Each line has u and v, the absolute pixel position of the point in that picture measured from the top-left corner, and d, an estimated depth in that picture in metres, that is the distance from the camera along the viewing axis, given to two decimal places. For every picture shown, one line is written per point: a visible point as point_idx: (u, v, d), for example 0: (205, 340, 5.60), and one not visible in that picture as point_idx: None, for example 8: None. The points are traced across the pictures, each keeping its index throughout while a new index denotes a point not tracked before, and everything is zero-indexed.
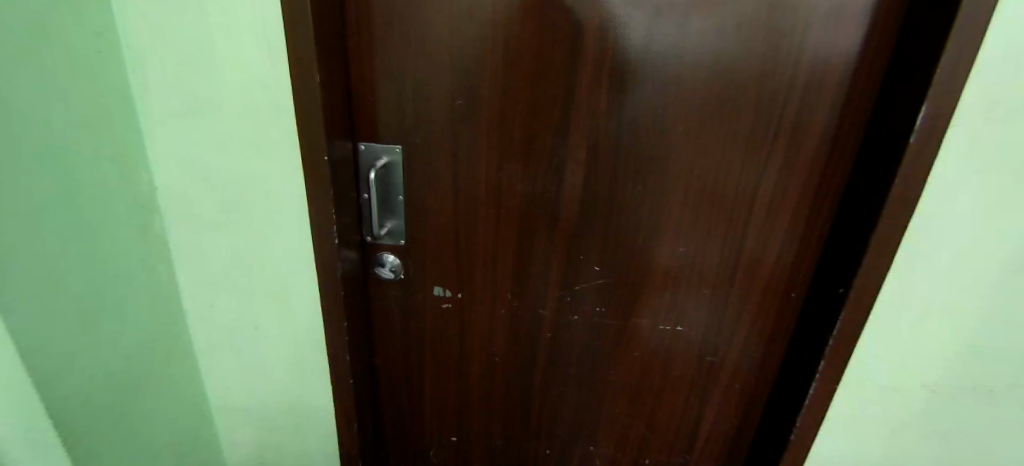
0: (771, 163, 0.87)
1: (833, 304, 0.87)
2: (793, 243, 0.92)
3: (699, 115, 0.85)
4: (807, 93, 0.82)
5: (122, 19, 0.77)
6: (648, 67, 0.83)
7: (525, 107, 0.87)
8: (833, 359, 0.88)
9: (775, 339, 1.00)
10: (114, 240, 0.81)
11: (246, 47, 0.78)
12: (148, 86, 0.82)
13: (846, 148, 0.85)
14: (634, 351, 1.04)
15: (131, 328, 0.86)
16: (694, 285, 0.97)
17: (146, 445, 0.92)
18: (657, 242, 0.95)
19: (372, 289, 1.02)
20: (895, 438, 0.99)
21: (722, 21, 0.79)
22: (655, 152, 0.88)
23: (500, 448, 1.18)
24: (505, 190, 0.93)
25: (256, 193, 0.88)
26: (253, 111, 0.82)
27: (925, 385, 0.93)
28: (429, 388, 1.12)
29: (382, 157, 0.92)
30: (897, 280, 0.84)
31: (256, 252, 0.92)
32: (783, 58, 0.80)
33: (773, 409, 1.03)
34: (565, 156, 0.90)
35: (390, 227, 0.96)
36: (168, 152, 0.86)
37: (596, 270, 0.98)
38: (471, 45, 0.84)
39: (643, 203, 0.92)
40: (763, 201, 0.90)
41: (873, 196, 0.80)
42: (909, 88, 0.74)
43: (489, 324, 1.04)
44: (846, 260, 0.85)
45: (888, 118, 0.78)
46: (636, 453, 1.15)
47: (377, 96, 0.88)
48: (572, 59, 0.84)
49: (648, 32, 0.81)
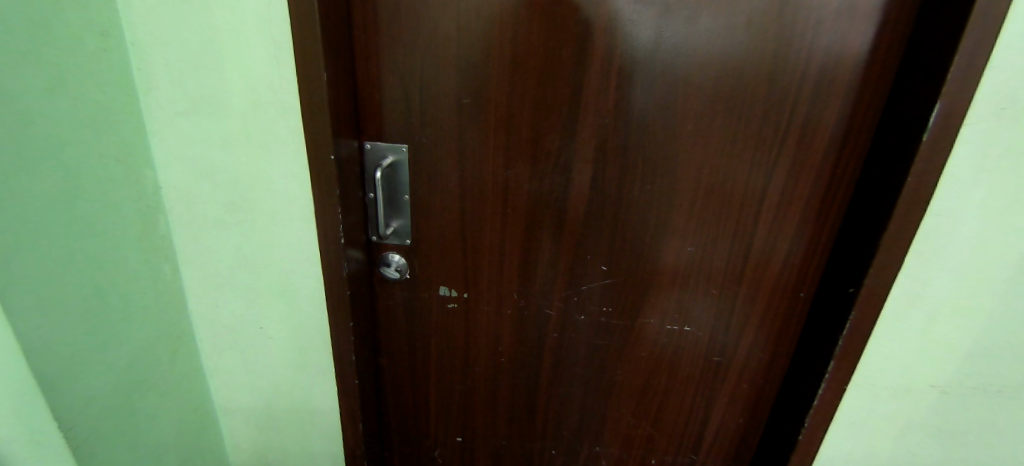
0: (781, 160, 0.85)
1: (843, 304, 0.85)
2: (802, 244, 0.90)
3: (708, 114, 0.84)
4: (818, 91, 0.81)
5: (127, 16, 0.77)
6: (657, 64, 0.82)
7: (531, 105, 0.86)
8: (843, 362, 0.87)
9: (783, 341, 0.98)
10: (118, 238, 0.81)
11: (251, 44, 0.78)
12: (152, 83, 0.81)
13: (858, 145, 0.83)
14: (640, 351, 1.02)
15: (136, 327, 0.87)
16: (702, 286, 0.95)
17: (150, 446, 0.92)
18: (665, 241, 0.93)
19: (378, 288, 1.02)
20: (904, 444, 0.96)
21: (731, 19, 0.78)
22: (664, 150, 0.87)
23: (506, 449, 1.17)
24: (510, 188, 0.92)
25: (260, 190, 0.87)
26: (258, 108, 0.82)
27: (932, 386, 0.90)
28: (434, 387, 1.11)
29: (388, 156, 0.91)
30: (908, 280, 0.83)
31: (261, 251, 0.92)
32: (794, 55, 0.79)
33: (779, 412, 1.01)
34: (573, 155, 0.89)
35: (396, 227, 0.95)
36: (171, 150, 0.86)
37: (602, 270, 0.96)
38: (477, 42, 0.83)
39: (650, 202, 0.91)
40: (772, 201, 0.88)
41: (886, 195, 0.78)
42: (921, 87, 0.73)
43: (495, 324, 1.03)
44: (857, 260, 0.83)
45: (900, 115, 0.77)
46: (643, 455, 1.13)
47: (383, 94, 0.87)
48: (580, 57, 0.83)
49: (656, 29, 0.80)
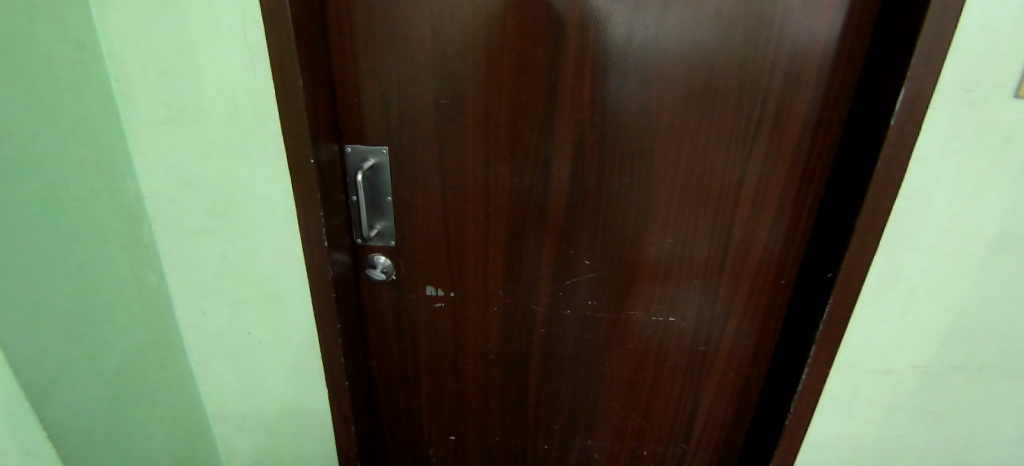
0: (757, 148, 0.86)
1: (822, 289, 0.86)
2: (781, 231, 0.91)
3: (682, 109, 0.85)
4: (789, 80, 0.82)
5: (104, 29, 0.78)
6: (629, 59, 0.83)
7: (508, 104, 0.87)
8: (823, 346, 0.88)
9: (766, 327, 0.99)
10: (101, 248, 0.82)
11: (226, 51, 0.79)
12: (131, 95, 0.82)
13: (830, 133, 0.84)
14: (627, 343, 1.03)
15: (122, 336, 0.87)
16: (686, 276, 0.97)
17: (142, 453, 0.93)
18: (647, 234, 0.94)
19: (365, 290, 1.03)
20: (889, 425, 0.97)
21: (701, 12, 0.79)
22: (641, 144, 0.88)
23: (499, 446, 1.17)
24: (491, 186, 0.93)
25: (243, 197, 0.88)
26: (237, 115, 0.82)
27: (913, 368, 0.91)
28: (425, 386, 1.12)
29: (369, 158, 0.92)
30: (884, 263, 0.84)
31: (246, 257, 0.93)
32: (763, 45, 0.80)
33: (766, 398, 1.02)
34: (552, 151, 0.90)
35: (380, 228, 0.96)
36: (154, 161, 0.86)
37: (586, 263, 0.97)
38: (452, 43, 0.84)
39: (631, 195, 0.91)
40: (749, 190, 0.89)
41: (857, 181, 0.79)
42: (887, 73, 0.75)
43: (482, 322, 1.04)
44: (833, 245, 0.84)
45: (869, 100, 0.78)
46: (635, 447, 1.14)
47: (362, 97, 0.88)
48: (555, 54, 0.84)
49: (628, 25, 0.81)
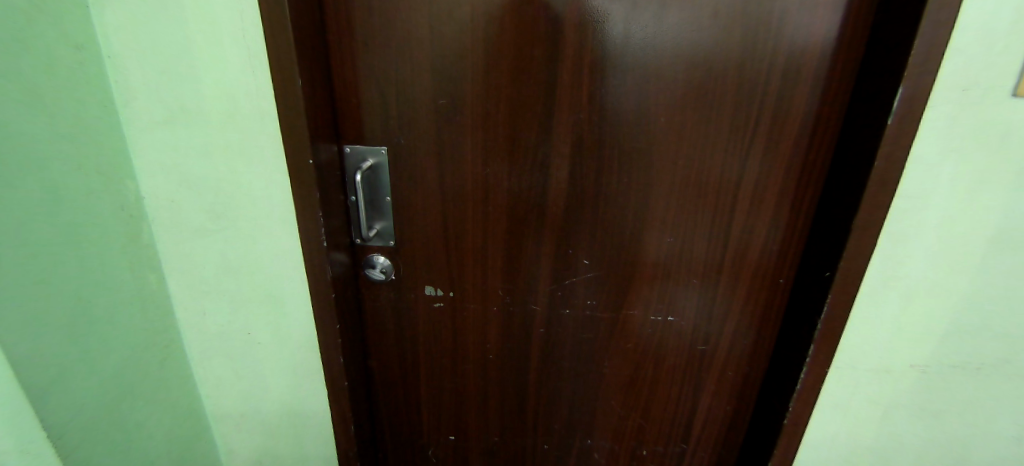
0: (755, 148, 0.86)
1: (820, 288, 0.86)
2: (779, 230, 0.91)
3: (680, 108, 0.85)
4: (787, 80, 0.82)
5: (103, 30, 0.79)
6: (627, 58, 0.83)
7: (506, 104, 0.87)
8: (822, 345, 0.88)
9: (765, 326, 0.99)
10: (101, 248, 0.82)
11: (224, 52, 0.79)
12: (131, 96, 0.82)
13: (828, 132, 0.84)
14: (627, 342, 1.03)
15: (121, 336, 0.87)
16: (684, 276, 0.97)
17: (142, 453, 0.93)
18: (645, 234, 0.94)
19: (364, 290, 1.03)
20: (888, 424, 0.97)
21: (698, 12, 0.80)
22: (640, 144, 0.88)
23: (499, 445, 1.18)
24: (490, 185, 0.93)
25: (242, 197, 0.88)
26: (235, 116, 0.83)
27: (912, 366, 0.91)
28: (425, 386, 1.12)
29: (368, 158, 0.92)
30: (883, 263, 0.84)
31: (245, 257, 0.93)
32: (761, 44, 0.80)
33: (765, 397, 1.02)
34: (550, 151, 0.90)
35: (379, 228, 0.96)
36: (153, 161, 0.86)
37: (585, 263, 0.98)
38: (450, 44, 0.84)
39: (629, 194, 0.92)
40: (748, 189, 0.89)
41: (855, 180, 0.79)
42: (885, 72, 0.75)
43: (481, 321, 1.04)
44: (831, 244, 0.84)
45: (867, 99, 0.78)
46: (634, 446, 1.14)
47: (360, 98, 0.88)
48: (553, 54, 0.84)
49: (625, 26, 0.81)
